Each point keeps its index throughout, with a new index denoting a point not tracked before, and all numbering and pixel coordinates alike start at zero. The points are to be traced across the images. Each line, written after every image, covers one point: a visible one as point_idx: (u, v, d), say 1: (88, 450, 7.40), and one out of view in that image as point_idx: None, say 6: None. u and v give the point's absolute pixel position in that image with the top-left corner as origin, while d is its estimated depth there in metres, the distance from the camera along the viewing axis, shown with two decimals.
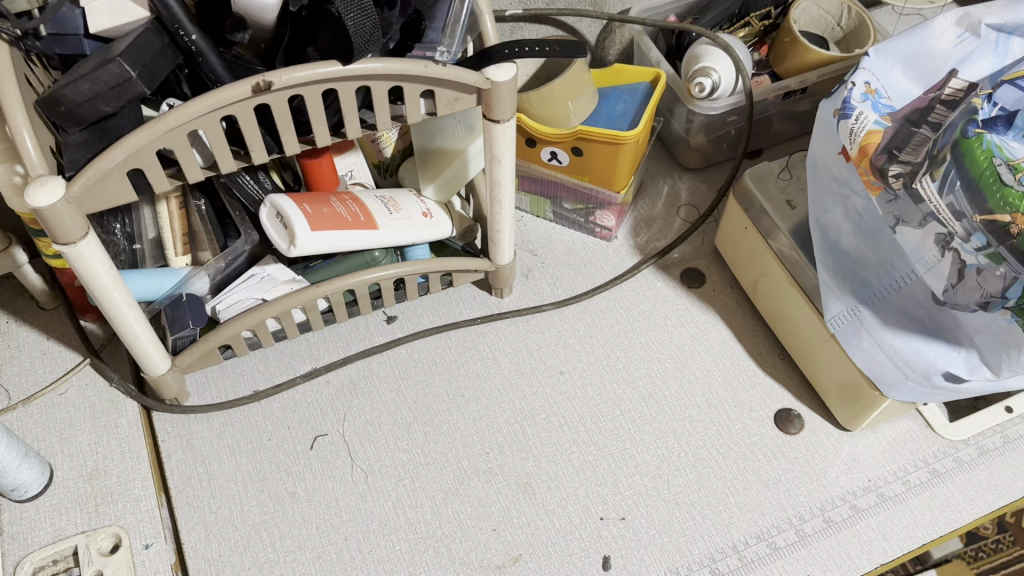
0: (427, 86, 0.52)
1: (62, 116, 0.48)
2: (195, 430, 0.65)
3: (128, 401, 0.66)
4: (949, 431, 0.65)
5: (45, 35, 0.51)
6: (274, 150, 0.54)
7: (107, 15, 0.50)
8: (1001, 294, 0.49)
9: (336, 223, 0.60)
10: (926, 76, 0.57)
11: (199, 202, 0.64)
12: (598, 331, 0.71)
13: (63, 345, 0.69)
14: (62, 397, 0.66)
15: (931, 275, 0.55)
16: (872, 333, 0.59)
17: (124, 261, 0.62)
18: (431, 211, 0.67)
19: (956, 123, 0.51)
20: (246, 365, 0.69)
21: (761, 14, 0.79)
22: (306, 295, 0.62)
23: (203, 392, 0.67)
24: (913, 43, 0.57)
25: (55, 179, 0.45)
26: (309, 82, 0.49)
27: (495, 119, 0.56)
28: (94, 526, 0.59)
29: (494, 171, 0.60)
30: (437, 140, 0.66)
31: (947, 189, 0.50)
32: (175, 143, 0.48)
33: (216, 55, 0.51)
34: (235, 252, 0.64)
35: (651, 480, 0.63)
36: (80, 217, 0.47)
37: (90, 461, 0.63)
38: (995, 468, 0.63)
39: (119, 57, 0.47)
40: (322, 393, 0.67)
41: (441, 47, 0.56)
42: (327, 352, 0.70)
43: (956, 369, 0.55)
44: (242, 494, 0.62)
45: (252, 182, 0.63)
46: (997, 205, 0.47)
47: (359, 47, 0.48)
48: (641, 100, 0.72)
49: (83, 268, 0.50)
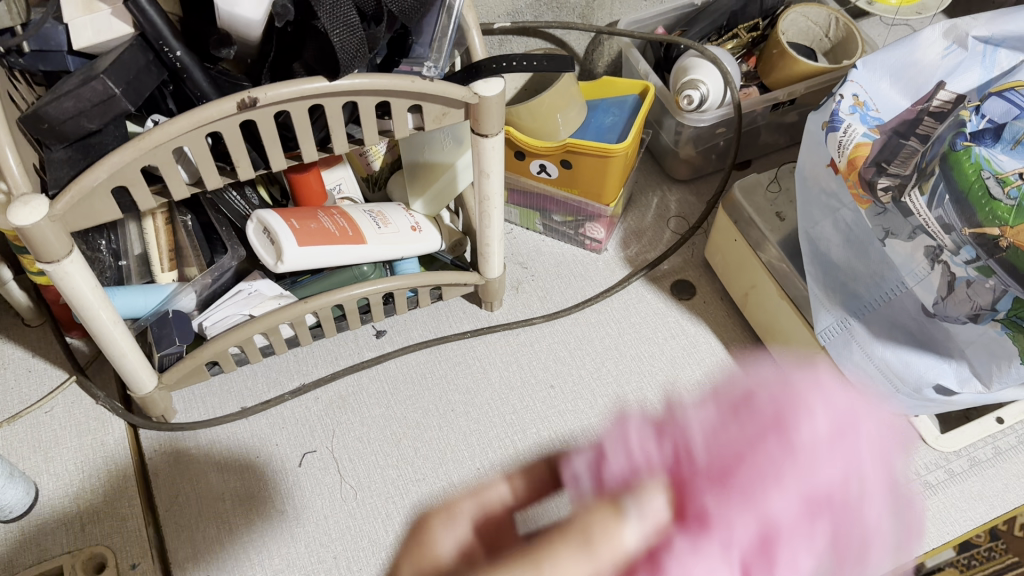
0: (414, 100, 0.52)
1: (46, 132, 0.48)
2: (183, 447, 0.64)
3: (114, 418, 0.65)
4: (941, 443, 0.64)
5: (28, 51, 0.52)
6: (261, 166, 0.53)
7: (91, 31, 0.50)
8: (991, 307, 0.51)
9: (324, 238, 0.60)
10: (914, 87, 0.58)
11: (186, 218, 0.62)
12: (589, 344, 0.71)
13: (50, 363, 0.68)
14: (48, 415, 0.65)
15: (922, 288, 0.55)
16: (862, 345, 0.59)
17: (111, 278, 0.61)
18: (419, 224, 0.67)
19: (945, 136, 0.51)
20: (234, 381, 0.68)
21: (749, 26, 0.79)
22: (294, 311, 0.62)
23: (190, 409, 0.66)
24: (901, 55, 0.58)
25: (39, 196, 0.45)
26: (295, 97, 0.48)
27: (482, 132, 0.55)
28: (79, 546, 0.59)
29: (483, 185, 0.60)
30: (424, 154, 0.67)
31: (936, 202, 0.50)
32: (161, 161, 0.48)
33: (202, 70, 0.51)
34: (221, 267, 0.63)
35: None
36: (64, 235, 0.47)
37: (76, 479, 0.62)
38: (987, 479, 0.63)
39: (102, 74, 0.47)
40: (311, 409, 0.66)
41: (428, 62, 0.55)
42: (316, 367, 0.69)
43: (948, 382, 0.56)
44: (230, 512, 0.61)
45: (239, 198, 0.63)
46: (986, 219, 0.47)
47: (345, 62, 0.47)
48: (630, 113, 0.72)
49: (68, 285, 0.49)
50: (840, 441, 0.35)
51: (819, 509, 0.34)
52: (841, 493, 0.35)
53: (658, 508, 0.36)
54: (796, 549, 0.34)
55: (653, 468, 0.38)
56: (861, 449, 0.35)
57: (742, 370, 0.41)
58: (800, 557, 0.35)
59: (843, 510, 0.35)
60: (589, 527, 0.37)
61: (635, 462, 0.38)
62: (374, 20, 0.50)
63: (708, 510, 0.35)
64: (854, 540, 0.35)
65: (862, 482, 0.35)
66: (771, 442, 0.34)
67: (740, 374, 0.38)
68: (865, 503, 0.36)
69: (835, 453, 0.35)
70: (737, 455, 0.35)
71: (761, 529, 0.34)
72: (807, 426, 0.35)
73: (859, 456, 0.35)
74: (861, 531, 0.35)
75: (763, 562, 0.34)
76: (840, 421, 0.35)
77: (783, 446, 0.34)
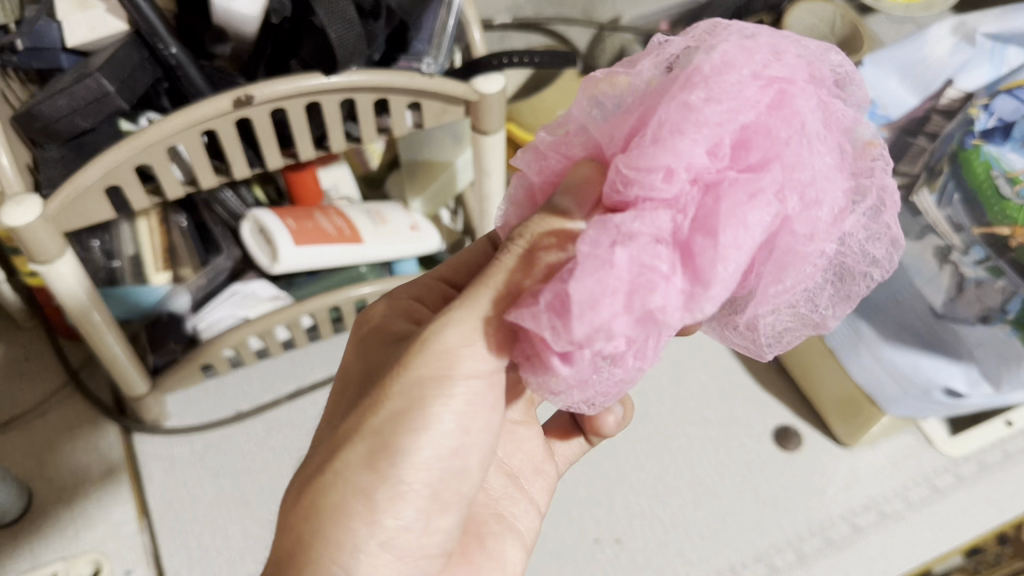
0: (413, 97, 0.51)
1: (38, 131, 0.47)
2: (177, 452, 0.63)
3: (108, 423, 0.64)
4: (949, 446, 0.64)
5: (22, 49, 0.50)
6: (256, 164, 0.52)
7: (86, 29, 0.49)
8: (1001, 308, 0.50)
9: (320, 238, 0.59)
10: (923, 85, 0.59)
11: (181, 219, 0.60)
12: None
13: (42, 365, 0.66)
14: (42, 419, 0.64)
15: (930, 288, 0.54)
16: (870, 349, 0.57)
17: (103, 278, 0.58)
18: (418, 223, 0.66)
19: (954, 134, 0.53)
20: (228, 385, 0.67)
21: (755, 22, 0.77)
22: (288, 313, 0.61)
23: (184, 413, 0.65)
24: (909, 52, 0.60)
25: (32, 196, 0.43)
26: (291, 95, 0.47)
27: (483, 130, 0.54)
28: (73, 553, 0.57)
29: (483, 184, 0.59)
30: (422, 151, 0.67)
31: (945, 201, 0.52)
32: (155, 160, 0.46)
33: (198, 68, 0.50)
34: (215, 269, 0.62)
35: (647, 499, 0.61)
36: (58, 236, 0.45)
37: (69, 484, 0.61)
38: (995, 484, 0.62)
39: (97, 71, 0.46)
40: (308, 413, 0.65)
41: (427, 58, 0.55)
42: (313, 369, 0.68)
43: (957, 385, 0.54)
44: (226, 518, 0.60)
45: (234, 198, 0.61)
46: (995, 218, 0.48)
47: (343, 58, 0.48)
48: None
49: (62, 286, 0.48)
50: (775, 94, 0.31)
51: (747, 134, 0.31)
52: (770, 122, 0.31)
53: (586, 193, 0.33)
54: (731, 200, 0.30)
55: (578, 158, 0.35)
56: (802, 106, 0.31)
57: (656, 58, 0.35)
58: (741, 209, 0.29)
59: (774, 144, 0.31)
60: (537, 239, 0.32)
61: (560, 154, 0.36)
62: (371, 15, 0.50)
63: (628, 173, 0.30)
64: (806, 184, 0.31)
65: (798, 123, 0.31)
66: (675, 102, 0.30)
67: (669, 44, 0.35)
68: (807, 143, 0.31)
69: (765, 102, 0.31)
70: (642, 119, 0.32)
71: (695, 174, 0.30)
72: (730, 74, 0.31)
73: (795, 108, 0.31)
74: (807, 173, 0.31)
75: (702, 239, 0.29)
76: (771, 81, 0.31)
77: (695, 100, 0.30)
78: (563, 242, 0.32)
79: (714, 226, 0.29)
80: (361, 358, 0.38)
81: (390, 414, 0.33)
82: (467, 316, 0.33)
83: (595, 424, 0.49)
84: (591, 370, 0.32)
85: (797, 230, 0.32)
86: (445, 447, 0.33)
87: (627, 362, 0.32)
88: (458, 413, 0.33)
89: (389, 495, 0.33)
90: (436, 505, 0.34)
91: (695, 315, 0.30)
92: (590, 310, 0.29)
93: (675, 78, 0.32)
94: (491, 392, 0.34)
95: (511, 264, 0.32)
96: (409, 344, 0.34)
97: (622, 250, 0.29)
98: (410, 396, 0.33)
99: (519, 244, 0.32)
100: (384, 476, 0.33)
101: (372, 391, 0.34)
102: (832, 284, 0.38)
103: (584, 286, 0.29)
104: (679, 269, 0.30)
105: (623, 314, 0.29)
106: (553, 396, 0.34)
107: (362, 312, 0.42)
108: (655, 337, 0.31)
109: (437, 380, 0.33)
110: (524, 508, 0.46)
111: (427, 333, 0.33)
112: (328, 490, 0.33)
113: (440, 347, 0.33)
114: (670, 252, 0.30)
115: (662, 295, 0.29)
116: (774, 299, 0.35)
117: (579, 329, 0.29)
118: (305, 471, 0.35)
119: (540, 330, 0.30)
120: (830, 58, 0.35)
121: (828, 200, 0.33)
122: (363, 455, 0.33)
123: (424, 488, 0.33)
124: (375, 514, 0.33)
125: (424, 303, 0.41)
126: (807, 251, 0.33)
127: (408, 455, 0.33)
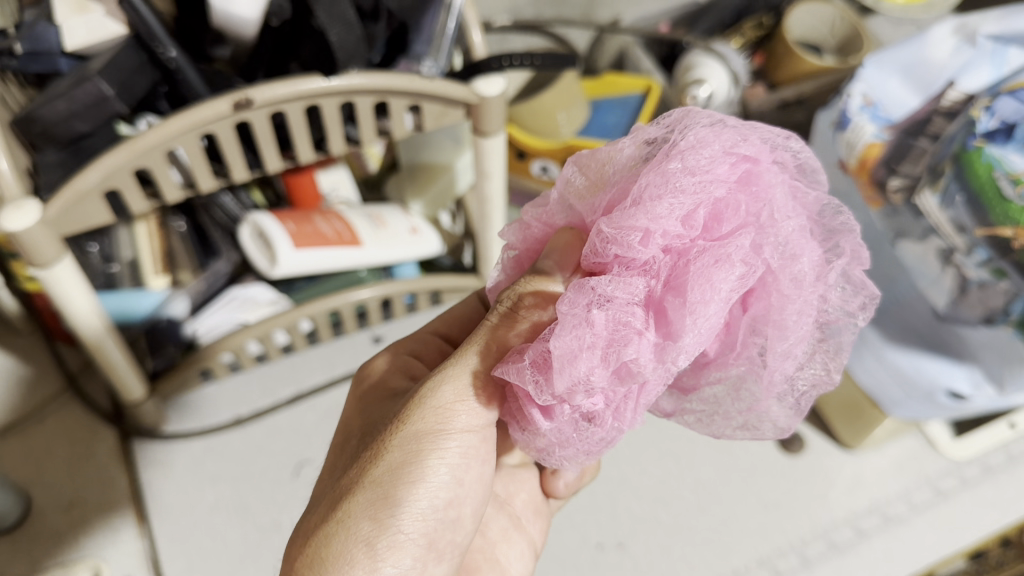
0: (413, 99, 0.51)
1: (38, 135, 0.47)
2: (176, 457, 0.62)
3: (107, 429, 0.63)
4: (952, 449, 0.63)
5: (21, 53, 0.49)
6: (256, 167, 0.52)
7: (84, 31, 0.49)
8: (1004, 309, 0.50)
9: (319, 240, 0.59)
10: (924, 86, 0.60)
11: (180, 223, 0.61)
12: None
13: (36, 369, 0.66)
14: (41, 426, 0.63)
15: (933, 289, 0.55)
16: (873, 351, 0.57)
17: (100, 283, 0.57)
18: (418, 227, 0.65)
19: (957, 136, 0.53)
20: (227, 391, 0.66)
21: (755, 23, 0.79)
22: (288, 317, 0.60)
23: (184, 417, 0.64)
24: (910, 53, 0.61)
25: (30, 201, 0.43)
26: (291, 98, 0.47)
27: (483, 131, 0.54)
28: (72, 559, 0.57)
29: (483, 187, 0.59)
30: (425, 153, 0.68)
31: (948, 202, 0.51)
32: (154, 164, 0.46)
33: (196, 70, 0.49)
34: (214, 273, 0.62)
35: (650, 504, 0.61)
36: (57, 241, 0.45)
37: (67, 491, 0.60)
38: (999, 486, 0.61)
39: (95, 75, 0.46)
40: (307, 418, 0.65)
41: (427, 60, 0.54)
42: (311, 373, 0.68)
43: (961, 386, 0.53)
44: (225, 524, 0.59)
45: (232, 202, 0.62)
46: (998, 219, 0.48)
47: (342, 59, 0.49)
48: (634, 111, 0.71)
49: (60, 292, 0.47)
50: (742, 173, 0.34)
51: (719, 207, 0.33)
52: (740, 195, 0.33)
53: (566, 258, 0.36)
54: (701, 264, 0.32)
55: (559, 227, 0.38)
56: (770, 182, 0.34)
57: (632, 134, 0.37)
58: (710, 271, 0.31)
59: (743, 215, 0.33)
60: (522, 298, 0.35)
61: (543, 223, 0.38)
62: (371, 17, 0.51)
63: (609, 232, 0.32)
64: (776, 255, 0.33)
65: (765, 197, 0.33)
66: (653, 172, 0.32)
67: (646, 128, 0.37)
68: (781, 217, 0.33)
69: (733, 179, 0.33)
70: (623, 191, 0.35)
71: (667, 243, 0.33)
72: (704, 149, 0.33)
73: (762, 185, 0.34)
74: (780, 236, 0.33)
75: (673, 298, 0.32)
76: (739, 160, 0.34)
77: (673, 169, 0.32)
78: (546, 302, 0.35)
79: (684, 286, 0.32)
80: (362, 412, 0.39)
81: (390, 465, 0.33)
82: (461, 372, 0.35)
83: (546, 485, 0.48)
84: (569, 427, 0.34)
85: (783, 289, 0.34)
86: (442, 497, 0.34)
87: (605, 421, 0.34)
88: (454, 467, 0.34)
89: (389, 543, 0.32)
90: (432, 552, 0.34)
91: (668, 366, 0.32)
92: (569, 364, 0.31)
93: (648, 160, 0.35)
94: (483, 444, 0.35)
95: (498, 324, 0.35)
96: (407, 399, 0.35)
97: (599, 310, 0.32)
98: (409, 448, 0.33)
99: (505, 307, 0.35)
100: (385, 525, 0.32)
101: (372, 445, 0.35)
102: (821, 345, 0.37)
103: (563, 341, 0.31)
104: (651, 326, 0.32)
105: (600, 368, 0.32)
106: (540, 455, 0.36)
107: (363, 368, 0.43)
108: (632, 395, 0.34)
109: (431, 436, 0.34)
110: (520, 552, 0.45)
111: (424, 390, 0.35)
112: (331, 540, 0.32)
113: (436, 402, 0.34)
114: (642, 313, 0.32)
115: (635, 349, 0.32)
116: (783, 365, 0.34)
117: (560, 382, 0.31)
118: (307, 524, 0.34)
119: (524, 384, 0.32)
120: (791, 145, 0.36)
121: (808, 254, 0.34)
122: (365, 505, 0.33)
123: (421, 536, 0.33)
124: (376, 561, 0.32)
125: (421, 359, 0.43)
126: (788, 311, 0.34)
127: (407, 504, 0.33)
